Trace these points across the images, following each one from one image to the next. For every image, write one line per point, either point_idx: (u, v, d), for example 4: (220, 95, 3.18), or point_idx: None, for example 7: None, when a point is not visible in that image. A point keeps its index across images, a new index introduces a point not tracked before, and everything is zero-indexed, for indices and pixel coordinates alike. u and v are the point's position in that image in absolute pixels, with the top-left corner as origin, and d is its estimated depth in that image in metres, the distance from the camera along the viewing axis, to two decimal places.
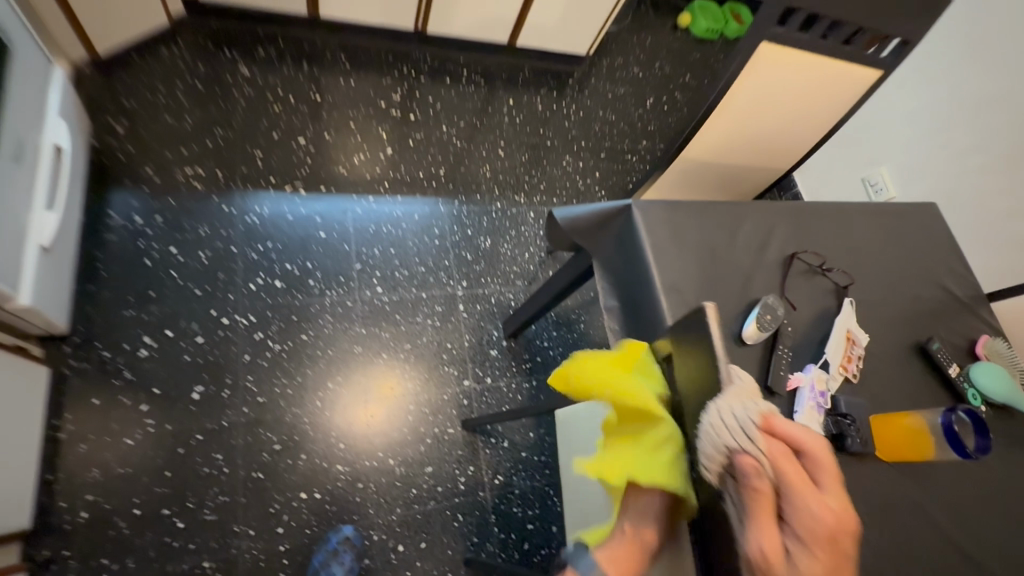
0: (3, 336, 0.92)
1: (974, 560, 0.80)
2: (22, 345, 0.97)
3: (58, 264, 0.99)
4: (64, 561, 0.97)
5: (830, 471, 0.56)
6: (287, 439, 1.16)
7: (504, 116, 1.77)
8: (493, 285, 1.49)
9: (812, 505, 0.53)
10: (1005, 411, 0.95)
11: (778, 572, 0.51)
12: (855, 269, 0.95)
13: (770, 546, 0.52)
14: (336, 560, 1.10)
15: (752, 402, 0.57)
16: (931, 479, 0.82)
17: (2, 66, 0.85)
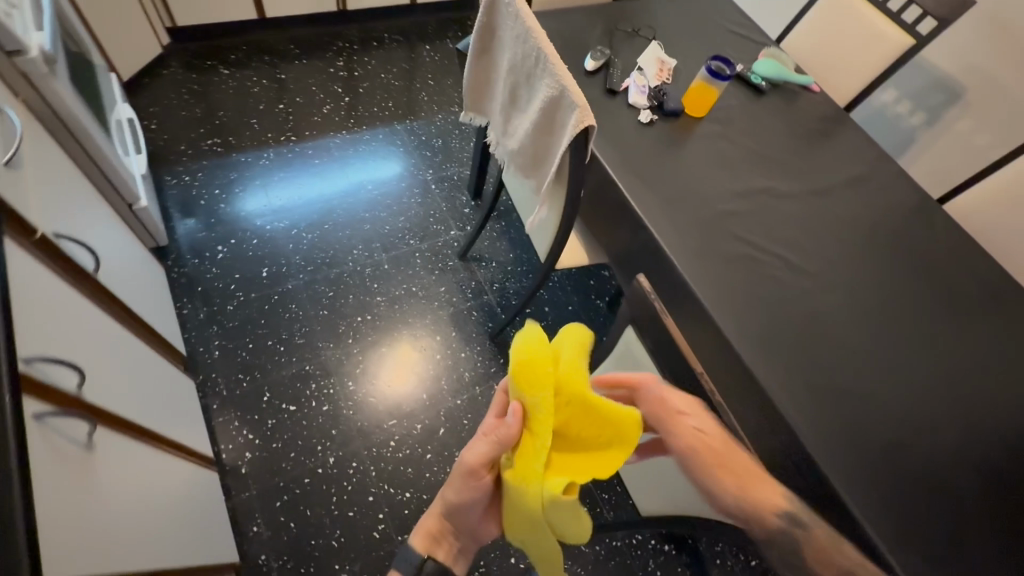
0: (140, 235, 1.44)
1: (773, 159, 1.26)
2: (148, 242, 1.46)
3: (149, 217, 1.42)
4: (211, 379, 1.42)
5: (698, 415, 0.69)
6: (336, 286, 1.64)
7: (426, 57, 2.27)
8: (452, 166, 1.97)
9: (722, 476, 0.65)
10: (786, 87, 1.42)
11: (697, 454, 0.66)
12: (663, 29, 1.43)
13: (678, 430, 0.67)
14: (404, 365, 1.54)
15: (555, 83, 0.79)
16: (734, 126, 1.29)
17: (95, 78, 1.40)
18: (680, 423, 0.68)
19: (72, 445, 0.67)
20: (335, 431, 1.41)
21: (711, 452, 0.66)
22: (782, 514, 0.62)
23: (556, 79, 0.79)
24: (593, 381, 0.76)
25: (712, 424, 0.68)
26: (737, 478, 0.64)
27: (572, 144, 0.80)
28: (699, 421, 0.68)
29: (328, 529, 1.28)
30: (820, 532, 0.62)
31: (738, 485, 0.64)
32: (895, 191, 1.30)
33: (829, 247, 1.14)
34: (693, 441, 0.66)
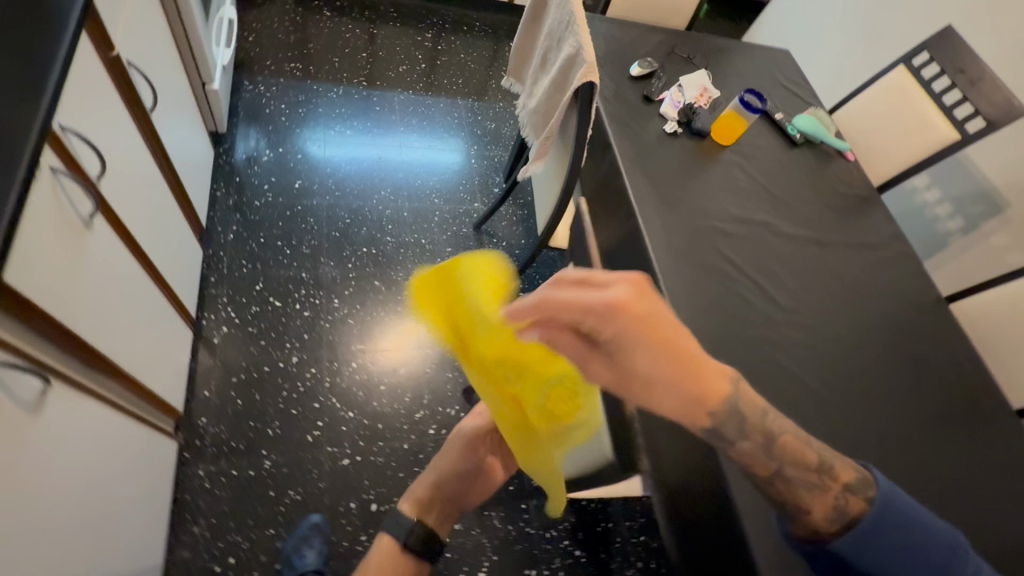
0: (204, 116, 1.61)
1: (783, 201, 1.29)
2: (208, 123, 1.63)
3: (217, 100, 1.58)
4: (218, 255, 1.55)
5: (635, 317, 0.51)
6: (354, 216, 1.75)
7: (506, 52, 2.43)
8: (496, 150, 2.09)
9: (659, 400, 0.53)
10: (820, 147, 1.45)
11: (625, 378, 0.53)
12: (717, 65, 1.50)
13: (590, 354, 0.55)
14: (388, 309, 1.61)
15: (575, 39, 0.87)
16: (755, 162, 1.33)
17: None
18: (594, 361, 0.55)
19: (73, 209, 0.77)
20: (306, 336, 1.49)
21: (643, 378, 0.52)
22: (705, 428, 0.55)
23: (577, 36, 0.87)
24: (511, 312, 0.57)
25: (640, 359, 0.51)
26: (675, 395, 0.53)
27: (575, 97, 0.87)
28: (636, 316, 0.50)
29: (269, 418, 1.35)
30: (744, 441, 0.59)
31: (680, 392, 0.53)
32: (899, 268, 1.29)
33: (810, 294, 1.15)
34: (619, 371, 0.53)
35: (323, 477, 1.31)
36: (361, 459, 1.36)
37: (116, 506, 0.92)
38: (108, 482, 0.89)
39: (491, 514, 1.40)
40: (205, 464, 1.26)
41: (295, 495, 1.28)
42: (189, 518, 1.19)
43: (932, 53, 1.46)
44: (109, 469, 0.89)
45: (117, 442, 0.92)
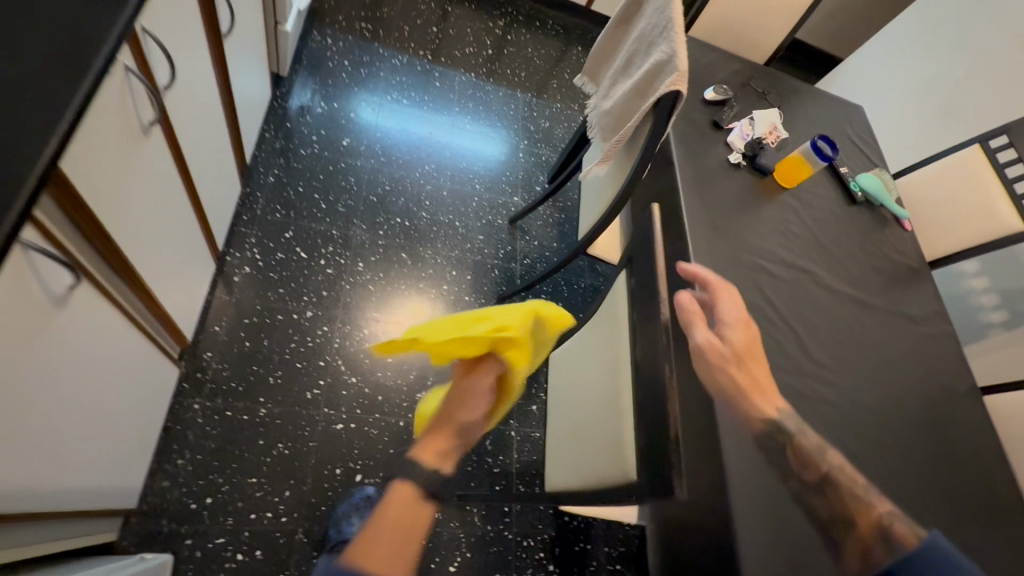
0: (268, 55, 1.61)
1: (833, 256, 1.25)
2: (270, 62, 1.62)
3: (286, 43, 1.58)
4: (254, 195, 1.53)
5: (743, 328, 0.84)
6: (394, 185, 1.73)
7: (573, 56, 2.41)
8: (545, 149, 2.06)
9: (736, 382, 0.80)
10: (879, 209, 1.41)
11: (724, 356, 0.80)
12: (790, 106, 1.47)
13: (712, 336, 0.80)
14: (407, 288, 1.58)
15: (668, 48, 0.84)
16: (811, 211, 1.29)
17: None
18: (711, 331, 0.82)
19: (136, 112, 0.75)
20: (324, 293, 1.47)
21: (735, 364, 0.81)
22: (769, 417, 0.79)
23: (672, 44, 0.84)
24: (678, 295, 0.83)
25: (734, 340, 0.82)
26: (754, 386, 0.81)
27: (657, 104, 0.85)
28: (743, 333, 0.84)
29: (273, 366, 1.33)
30: (794, 436, 0.78)
31: (757, 388, 0.81)
32: (939, 348, 1.25)
33: (845, 354, 1.11)
34: (724, 352, 0.80)
35: (314, 437, 1.29)
36: (355, 427, 1.34)
37: (111, 419, 0.90)
38: (110, 393, 0.87)
39: (472, 510, 1.36)
40: (201, 399, 1.24)
41: (283, 449, 1.25)
42: (175, 449, 1.17)
43: (1012, 138, 1.42)
44: (113, 380, 0.87)
45: (127, 355, 0.90)
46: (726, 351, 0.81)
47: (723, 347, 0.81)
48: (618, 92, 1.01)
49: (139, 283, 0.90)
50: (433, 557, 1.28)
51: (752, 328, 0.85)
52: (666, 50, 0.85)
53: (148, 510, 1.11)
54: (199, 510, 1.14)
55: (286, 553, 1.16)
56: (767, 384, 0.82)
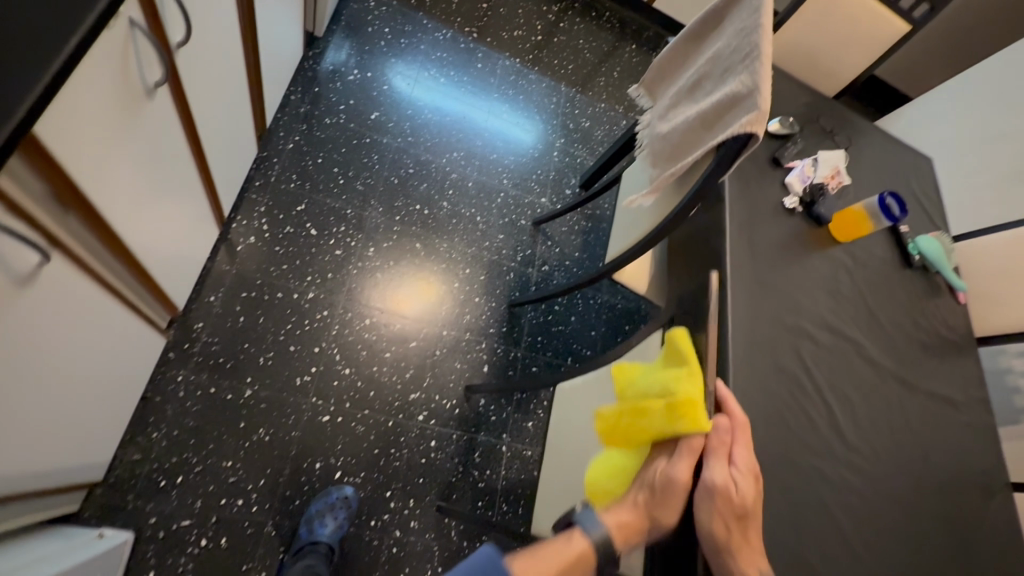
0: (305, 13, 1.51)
1: (878, 324, 1.15)
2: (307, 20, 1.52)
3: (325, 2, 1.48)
4: (271, 161, 1.45)
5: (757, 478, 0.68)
6: (418, 168, 1.64)
7: (626, 54, 2.27)
8: (581, 151, 1.95)
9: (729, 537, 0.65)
10: (934, 276, 1.30)
11: (727, 504, 0.65)
12: (857, 150, 1.35)
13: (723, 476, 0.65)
14: (416, 280, 1.50)
15: (749, 80, 0.74)
16: (862, 271, 1.19)
17: None
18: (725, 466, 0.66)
19: (139, 73, 0.67)
20: (329, 276, 1.39)
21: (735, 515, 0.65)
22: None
23: (754, 76, 0.73)
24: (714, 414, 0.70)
25: (746, 491, 0.66)
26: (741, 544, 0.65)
27: (726, 142, 0.75)
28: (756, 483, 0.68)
29: (265, 346, 1.26)
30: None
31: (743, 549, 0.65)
32: (976, 439, 1.15)
33: (877, 436, 1.02)
34: (730, 497, 0.65)
35: (298, 426, 1.23)
36: (342, 422, 1.27)
37: (83, 395, 0.84)
38: (84, 368, 0.81)
39: (450, 524, 1.30)
40: (187, 371, 1.18)
41: (264, 435, 1.19)
42: (152, 421, 1.12)
43: None
44: (88, 355, 0.81)
45: (105, 328, 0.83)
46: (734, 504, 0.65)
47: (732, 495, 0.65)
48: (679, 116, 0.90)
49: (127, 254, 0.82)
50: (403, 568, 1.23)
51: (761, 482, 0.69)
52: (744, 81, 0.75)
53: (115, 482, 1.06)
54: (168, 489, 1.09)
55: (252, 545, 1.11)
56: (759, 553, 0.67)
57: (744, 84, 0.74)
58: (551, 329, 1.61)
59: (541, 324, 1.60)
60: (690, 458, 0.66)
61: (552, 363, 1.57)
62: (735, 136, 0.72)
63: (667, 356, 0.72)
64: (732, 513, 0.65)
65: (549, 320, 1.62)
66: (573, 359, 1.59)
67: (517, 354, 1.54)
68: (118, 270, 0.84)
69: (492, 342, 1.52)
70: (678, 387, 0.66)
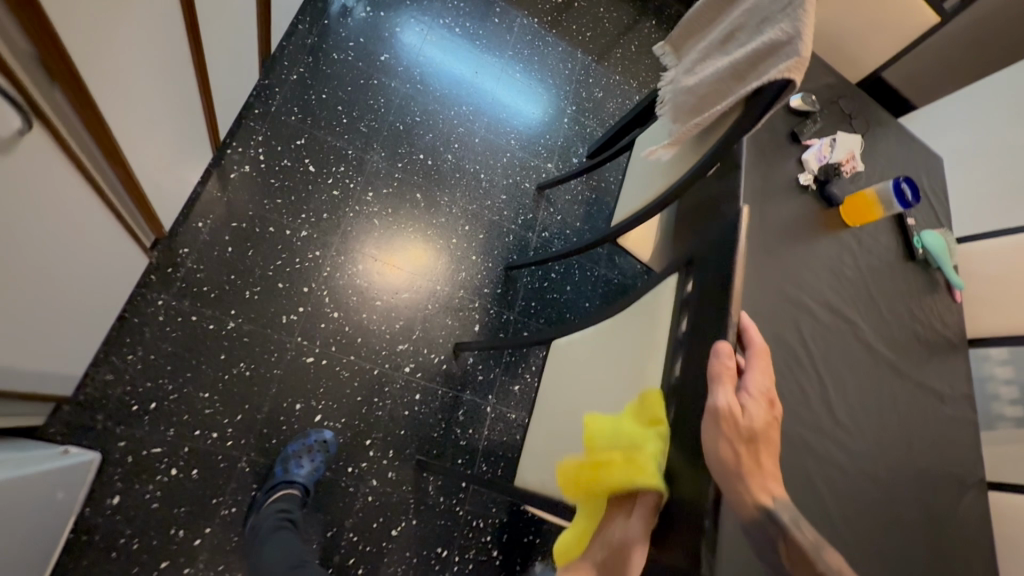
0: None
1: (878, 312, 1.14)
2: None
3: None
4: (272, 91, 1.39)
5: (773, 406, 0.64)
6: (425, 117, 1.58)
7: (645, 29, 2.22)
8: (591, 121, 1.90)
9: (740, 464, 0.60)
10: (935, 272, 1.29)
11: (735, 428, 0.60)
12: (874, 138, 1.33)
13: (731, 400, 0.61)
14: (414, 231, 1.45)
15: (792, 26, 0.71)
16: (867, 257, 1.18)
17: None
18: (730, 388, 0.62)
19: None
20: (325, 216, 1.34)
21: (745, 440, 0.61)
22: (765, 509, 0.59)
23: (798, 21, 0.71)
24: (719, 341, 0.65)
25: (757, 416, 0.62)
26: (754, 472, 0.60)
27: (762, 88, 0.72)
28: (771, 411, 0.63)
29: (252, 280, 1.21)
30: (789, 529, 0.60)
31: (758, 475, 0.60)
32: (960, 434, 1.15)
33: (867, 418, 1.02)
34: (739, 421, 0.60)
35: (280, 364, 1.19)
36: (326, 365, 1.24)
37: (53, 295, 0.78)
38: (54, 262, 0.75)
39: (428, 478, 1.28)
40: (167, 296, 1.13)
41: (244, 370, 1.15)
42: (127, 343, 1.07)
43: None
44: (59, 249, 0.75)
45: (79, 222, 0.77)
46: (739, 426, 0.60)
47: (740, 418, 0.61)
48: (709, 67, 0.86)
49: (109, 140, 0.76)
50: (377, 517, 1.21)
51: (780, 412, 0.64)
52: (786, 27, 0.72)
53: (84, 401, 1.01)
54: (140, 414, 1.04)
55: (224, 479, 1.07)
56: (776, 481, 0.62)
57: (787, 28, 0.71)
58: (546, 296, 1.58)
59: (537, 289, 1.57)
60: (646, 523, 0.67)
61: (544, 330, 1.54)
62: (774, 80, 0.70)
63: (636, 411, 0.74)
64: (741, 438, 0.60)
65: (544, 286, 1.59)
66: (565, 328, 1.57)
67: (509, 316, 1.51)
68: (97, 163, 0.78)
69: (486, 302, 1.49)
70: (641, 444, 0.68)
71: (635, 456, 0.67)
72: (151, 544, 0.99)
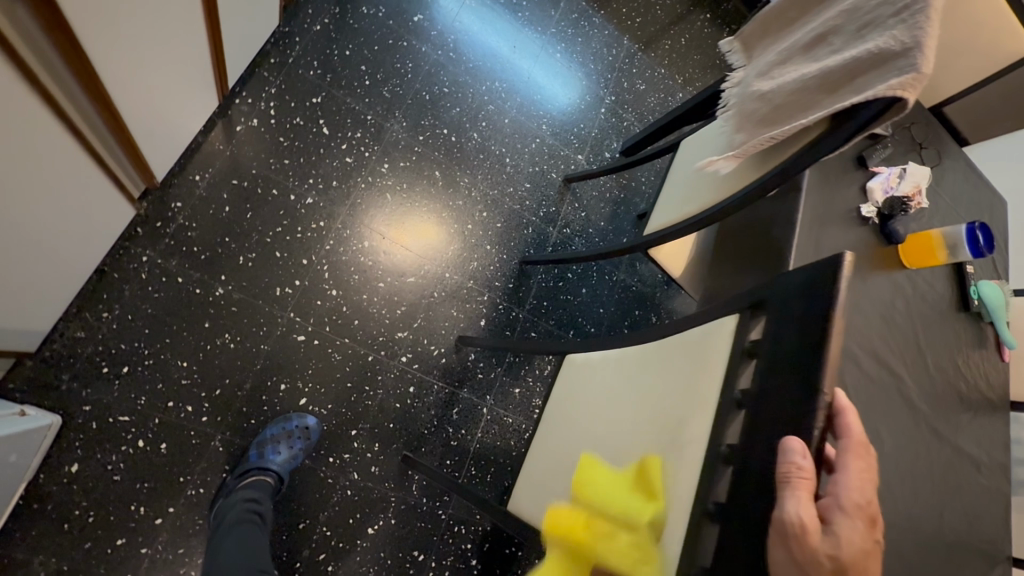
0: None
1: (925, 365, 1.03)
2: None
3: None
4: (291, 41, 1.27)
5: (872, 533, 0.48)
6: (453, 89, 1.46)
7: (699, 21, 2.06)
8: (630, 114, 1.77)
9: None
10: (987, 326, 1.18)
11: (806, 558, 0.44)
12: (942, 173, 1.21)
13: (805, 518, 0.45)
14: (427, 211, 1.34)
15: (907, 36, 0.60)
16: (920, 304, 1.07)
17: None
18: (812, 501, 0.46)
19: None
20: (334, 184, 1.24)
21: None
22: None
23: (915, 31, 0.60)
24: (793, 434, 0.49)
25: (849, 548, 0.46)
26: None
27: (864, 104, 0.62)
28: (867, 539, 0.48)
29: (247, 245, 1.12)
30: None
31: None
32: (993, 507, 1.06)
33: (899, 483, 0.92)
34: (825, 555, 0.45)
35: (268, 340, 1.10)
36: (317, 345, 1.15)
37: (6, 235, 0.67)
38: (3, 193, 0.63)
39: (413, 476, 1.20)
40: (153, 253, 1.03)
41: (229, 341, 1.06)
42: (104, 300, 0.98)
43: None
44: (11, 178, 0.63)
45: (38, 149, 0.65)
46: (820, 549, 0.45)
47: (817, 546, 0.44)
48: (789, 72, 0.75)
49: (77, 50, 0.63)
50: (353, 513, 1.13)
51: (879, 534, 0.48)
52: (899, 36, 0.61)
53: (49, 358, 0.93)
54: (110, 377, 0.96)
55: (194, 457, 1.00)
56: None
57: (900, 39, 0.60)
58: (559, 297, 1.48)
59: (550, 288, 1.47)
60: None
61: (553, 332, 1.45)
62: (879, 98, 0.60)
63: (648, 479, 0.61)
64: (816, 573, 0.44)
65: (559, 286, 1.48)
66: (575, 333, 1.48)
67: (518, 314, 1.41)
68: (64, 80, 0.66)
69: (495, 296, 1.39)
70: (635, 527, 0.57)
71: (630, 532, 0.57)
72: (107, 519, 0.92)
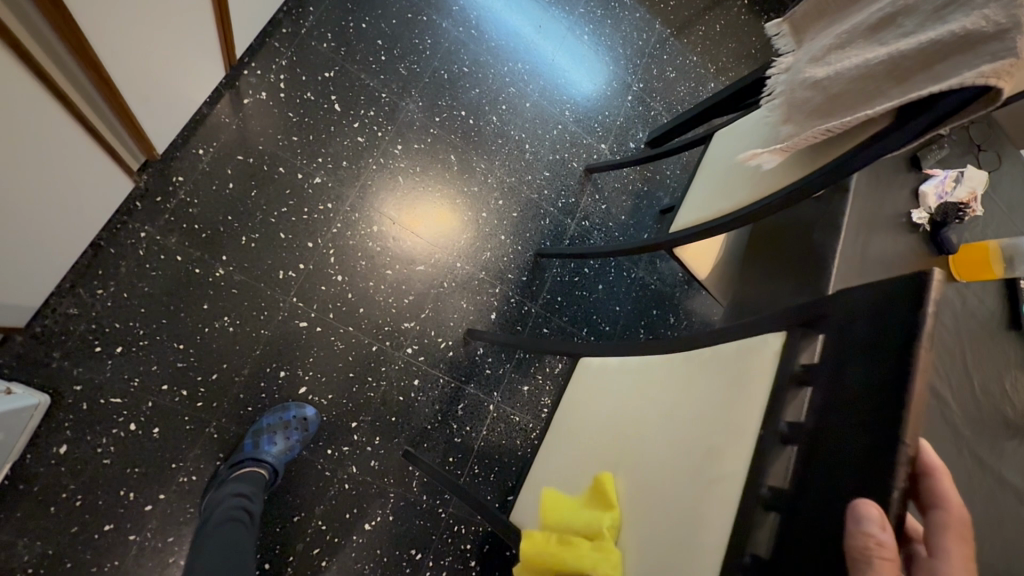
0: None
1: (973, 387, 0.95)
2: None
3: None
4: (305, 11, 1.21)
5: None
6: (473, 68, 1.38)
7: (735, 8, 1.95)
8: (657, 103, 1.68)
9: None
10: None
11: None
12: (1000, 179, 1.11)
13: None
14: (440, 196, 1.28)
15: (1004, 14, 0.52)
16: (970, 320, 0.98)
17: None
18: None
19: None
20: (344, 164, 1.18)
21: None
22: None
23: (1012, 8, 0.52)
24: (861, 499, 0.40)
25: None
26: None
27: (948, 92, 0.54)
28: None
29: (251, 225, 1.07)
30: None
31: None
32: None
33: None
34: None
35: (270, 325, 1.05)
36: (319, 333, 1.10)
37: None
38: None
39: (413, 472, 1.15)
40: (152, 229, 0.99)
41: (228, 325, 1.02)
42: (100, 276, 0.94)
43: None
44: None
45: (8, 103, 0.58)
46: None
47: None
48: (853, 55, 0.67)
49: None
50: (351, 507, 1.09)
51: None
52: (993, 14, 0.53)
53: (41, 333, 0.89)
54: (103, 357, 0.93)
55: (187, 443, 0.96)
56: None
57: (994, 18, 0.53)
58: (574, 292, 1.41)
59: (565, 283, 1.41)
60: None
61: (566, 329, 1.38)
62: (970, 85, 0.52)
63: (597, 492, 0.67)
64: None
65: (575, 280, 1.42)
66: (589, 331, 1.41)
67: (530, 308, 1.35)
68: (45, 35, 0.61)
69: (507, 288, 1.33)
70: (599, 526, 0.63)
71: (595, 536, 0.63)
72: (96, 504, 0.89)
